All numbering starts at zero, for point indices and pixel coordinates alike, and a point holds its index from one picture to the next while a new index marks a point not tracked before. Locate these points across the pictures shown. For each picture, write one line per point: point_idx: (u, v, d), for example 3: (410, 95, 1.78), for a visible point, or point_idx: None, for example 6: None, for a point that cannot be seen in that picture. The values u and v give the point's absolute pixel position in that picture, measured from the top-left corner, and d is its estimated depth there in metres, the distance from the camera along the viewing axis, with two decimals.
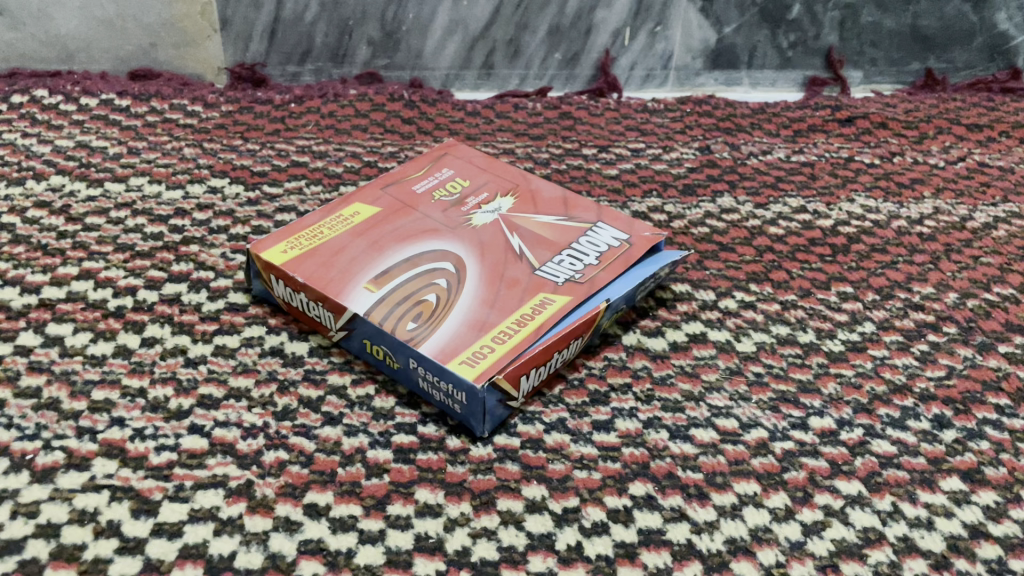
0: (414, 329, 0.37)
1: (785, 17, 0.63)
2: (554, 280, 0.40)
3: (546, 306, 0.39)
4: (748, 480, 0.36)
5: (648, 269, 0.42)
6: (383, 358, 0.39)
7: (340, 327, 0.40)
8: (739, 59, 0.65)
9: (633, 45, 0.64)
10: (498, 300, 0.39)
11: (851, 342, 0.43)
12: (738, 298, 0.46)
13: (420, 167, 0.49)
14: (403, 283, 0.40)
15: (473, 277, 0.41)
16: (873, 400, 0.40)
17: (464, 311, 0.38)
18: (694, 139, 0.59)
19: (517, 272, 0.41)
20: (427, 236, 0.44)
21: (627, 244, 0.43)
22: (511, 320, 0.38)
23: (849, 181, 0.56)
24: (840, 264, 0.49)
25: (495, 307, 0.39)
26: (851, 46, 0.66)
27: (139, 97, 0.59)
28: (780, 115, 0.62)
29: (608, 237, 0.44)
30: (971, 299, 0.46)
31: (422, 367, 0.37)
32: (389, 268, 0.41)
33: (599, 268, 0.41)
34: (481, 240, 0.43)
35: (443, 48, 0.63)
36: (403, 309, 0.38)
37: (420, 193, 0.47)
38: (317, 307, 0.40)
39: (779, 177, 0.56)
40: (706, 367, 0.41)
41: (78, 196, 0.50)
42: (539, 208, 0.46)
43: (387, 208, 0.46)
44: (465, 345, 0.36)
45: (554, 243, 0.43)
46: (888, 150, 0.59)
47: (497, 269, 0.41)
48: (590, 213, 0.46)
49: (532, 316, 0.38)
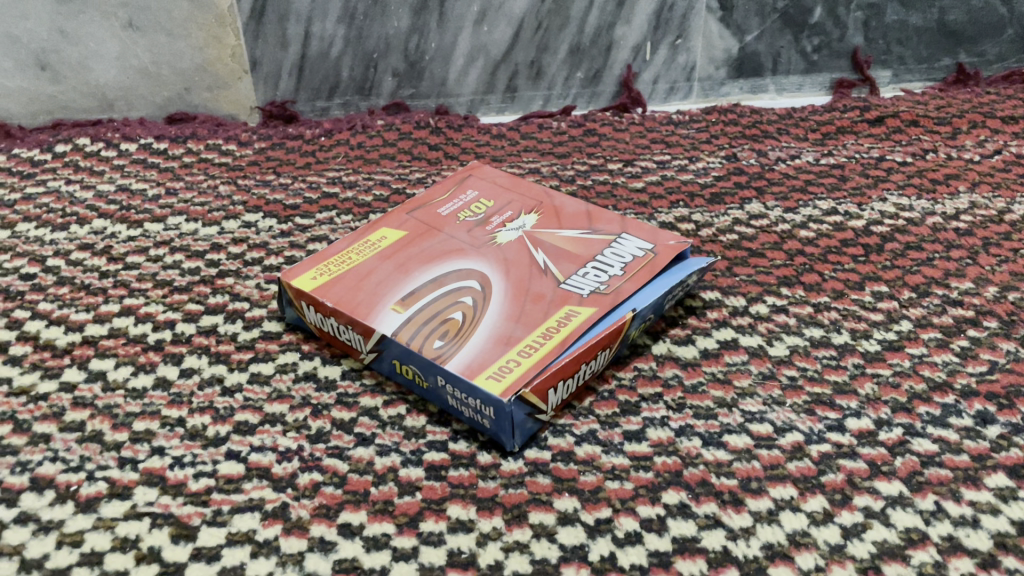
0: (441, 347, 0.37)
1: (807, 21, 0.63)
2: (579, 292, 0.41)
3: (571, 318, 0.39)
4: (785, 484, 0.35)
5: (674, 277, 0.42)
6: (413, 377, 0.39)
7: (370, 349, 0.40)
8: (764, 66, 0.65)
9: (654, 59, 0.64)
10: (523, 315, 0.39)
11: (888, 341, 0.42)
12: (769, 303, 0.45)
13: (446, 191, 0.50)
14: (429, 302, 0.40)
15: (499, 293, 0.41)
16: (912, 399, 0.39)
17: (490, 326, 0.39)
18: (720, 147, 0.59)
19: (542, 286, 0.41)
20: (454, 257, 0.44)
21: (651, 253, 0.43)
22: (537, 333, 0.38)
23: (881, 180, 0.55)
24: (874, 264, 0.48)
25: (520, 322, 0.39)
26: (877, 46, 0.65)
27: (176, 140, 0.61)
28: (808, 120, 0.62)
29: (633, 247, 0.44)
30: (1012, 292, 0.45)
31: (450, 385, 0.37)
32: (416, 289, 0.41)
33: (624, 279, 0.41)
34: (506, 257, 0.44)
35: (467, 74, 0.64)
36: (429, 328, 0.39)
37: (445, 215, 0.48)
38: (348, 331, 0.41)
39: (808, 180, 0.55)
40: (738, 373, 0.41)
41: (119, 237, 0.52)
42: (563, 223, 0.47)
43: (414, 232, 0.46)
44: (491, 360, 0.37)
45: (579, 256, 0.43)
46: (920, 148, 0.58)
47: (523, 285, 0.42)
48: (614, 225, 0.46)
49: (559, 328, 0.38)
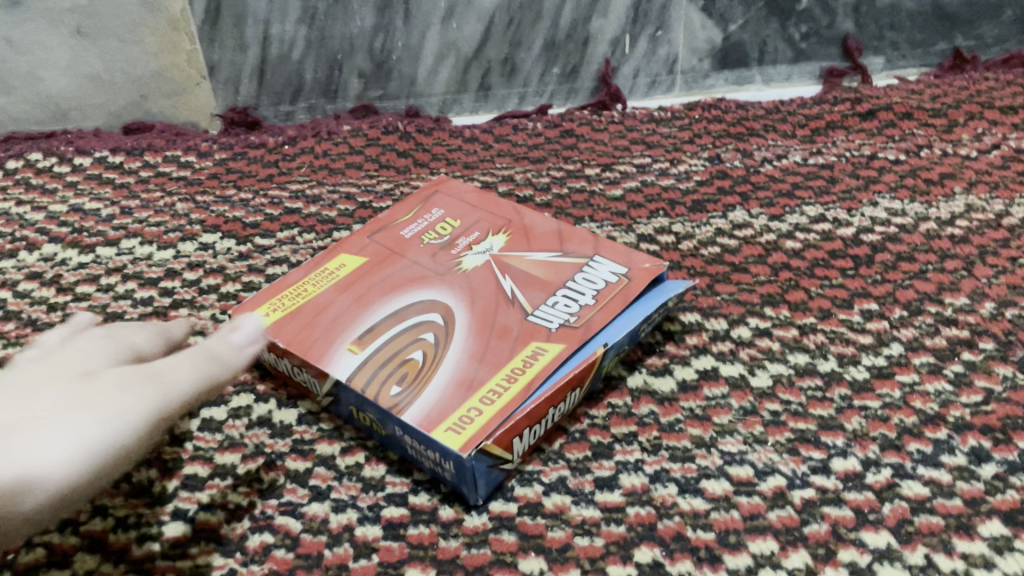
0: (396, 393, 0.35)
1: (794, 8, 0.60)
2: (547, 326, 0.38)
3: (538, 357, 0.36)
4: (765, 537, 0.33)
5: (649, 305, 0.40)
6: (372, 424, 0.37)
7: (326, 392, 0.38)
8: (750, 56, 0.62)
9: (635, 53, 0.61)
10: (487, 354, 0.37)
11: (877, 368, 0.40)
12: (751, 325, 0.43)
13: (411, 209, 0.47)
14: (387, 341, 0.38)
15: (462, 328, 0.38)
16: (902, 434, 0.37)
17: (451, 368, 0.36)
18: (703, 148, 0.57)
19: (508, 319, 0.39)
20: (416, 286, 0.42)
21: (625, 279, 0.41)
22: (502, 376, 0.36)
23: (872, 182, 0.52)
24: (864, 278, 0.45)
25: (484, 363, 0.36)
26: (869, 31, 0.61)
27: (132, 152, 0.58)
28: (796, 114, 0.59)
29: (605, 272, 0.41)
30: (1010, 308, 0.43)
31: (408, 435, 0.35)
32: (375, 326, 0.39)
33: (595, 309, 0.39)
34: (471, 286, 0.41)
35: (437, 73, 0.61)
36: (386, 373, 0.36)
37: (408, 238, 0.45)
38: (302, 372, 0.38)
39: (796, 183, 0.53)
40: (718, 408, 0.39)
41: (70, 264, 0.49)
42: (532, 244, 0.44)
43: (375, 258, 0.44)
44: (451, 407, 0.34)
45: (548, 283, 0.41)
46: (914, 144, 0.55)
47: (488, 318, 0.39)
48: (586, 247, 0.43)
49: (524, 369, 0.36)
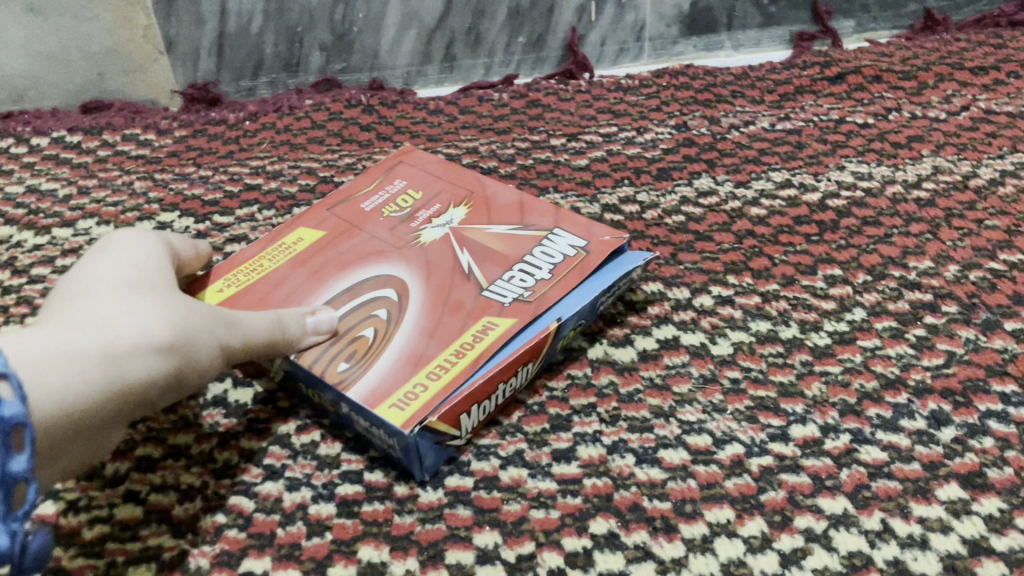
0: (344, 371, 0.34)
1: None
2: (501, 301, 0.38)
3: (489, 331, 0.36)
4: (721, 506, 0.33)
5: (608, 278, 0.39)
6: (325, 403, 0.36)
7: (278, 369, 0.37)
8: (718, 21, 0.61)
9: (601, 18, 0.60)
10: (439, 329, 0.36)
11: (839, 333, 0.40)
12: (714, 293, 0.42)
13: (372, 182, 0.46)
14: (338, 317, 0.37)
15: (415, 305, 0.38)
16: (862, 399, 0.36)
17: (401, 345, 0.36)
18: (670, 115, 0.56)
19: (463, 294, 0.38)
20: (371, 262, 0.41)
21: (583, 252, 0.40)
22: (452, 352, 0.35)
23: (839, 146, 0.52)
24: (828, 243, 0.45)
25: (435, 338, 0.36)
26: None
27: (90, 131, 0.57)
28: (765, 79, 0.58)
29: (564, 245, 0.41)
30: (974, 271, 0.42)
31: (356, 412, 0.34)
32: (328, 302, 0.38)
33: (551, 284, 0.38)
34: (427, 260, 0.40)
35: (400, 44, 0.60)
36: (334, 350, 0.35)
37: (368, 211, 0.44)
38: (252, 349, 0.38)
39: (762, 150, 0.52)
40: (678, 377, 0.38)
41: (24, 246, 0.48)
42: (493, 217, 0.43)
43: (332, 233, 0.43)
44: (398, 384, 0.34)
45: (505, 257, 0.40)
46: (883, 107, 0.54)
47: (442, 294, 0.38)
48: (545, 220, 0.43)
49: (475, 344, 0.35)
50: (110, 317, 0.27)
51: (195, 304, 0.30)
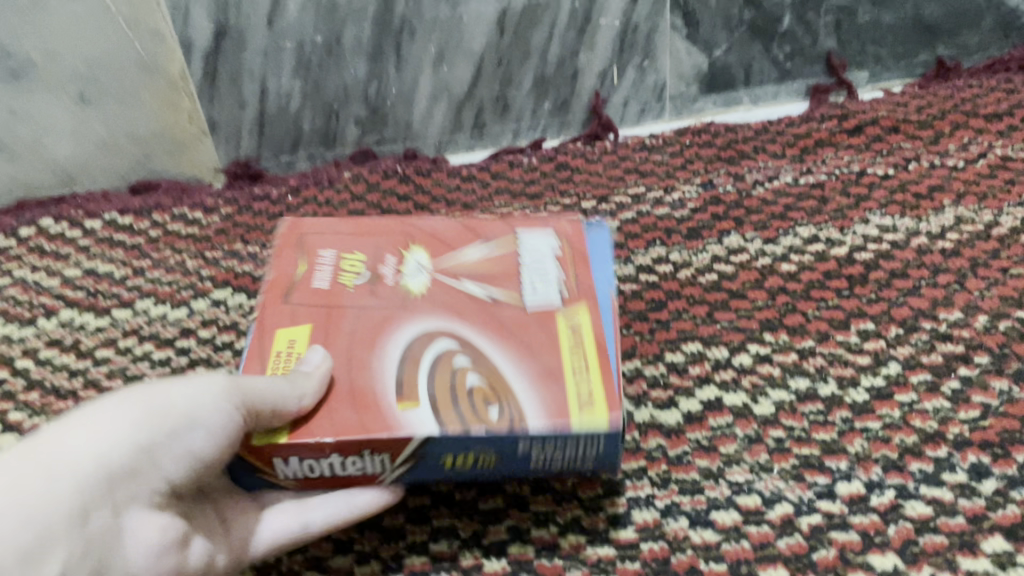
0: (504, 414, 0.34)
1: (777, 30, 0.61)
2: (551, 305, 0.39)
3: (574, 330, 0.38)
4: (776, 565, 0.35)
5: (603, 258, 0.42)
6: (472, 463, 0.35)
7: (404, 461, 0.35)
8: (736, 78, 0.63)
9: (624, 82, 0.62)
10: (529, 347, 0.37)
11: (876, 389, 0.41)
12: (752, 352, 0.44)
13: (296, 261, 0.40)
14: (427, 386, 0.35)
15: (478, 339, 0.37)
16: (904, 454, 0.38)
17: (515, 372, 0.36)
18: (696, 174, 0.58)
19: (508, 313, 0.38)
20: (386, 328, 0.38)
21: (563, 245, 0.42)
22: (571, 356, 0.37)
23: (862, 199, 0.53)
24: (859, 298, 0.46)
25: (535, 355, 0.37)
26: (852, 48, 0.62)
27: (140, 211, 0.59)
28: (785, 133, 0.60)
29: (544, 244, 0.42)
30: (1003, 320, 0.44)
31: (533, 444, 0.34)
32: (397, 378, 0.35)
33: (569, 274, 0.40)
34: (442, 301, 0.39)
35: (431, 115, 0.62)
36: (466, 406, 0.34)
37: (330, 288, 0.40)
38: (361, 460, 0.34)
39: (788, 206, 0.54)
40: (724, 438, 0.40)
41: (88, 328, 0.51)
42: (453, 247, 0.42)
43: (314, 317, 0.38)
44: (562, 397, 0.35)
45: (506, 275, 0.40)
46: (902, 157, 0.56)
47: (497, 325, 0.38)
48: (502, 231, 0.43)
49: (581, 343, 0.37)
50: (87, 420, 0.31)
51: (196, 386, 0.33)
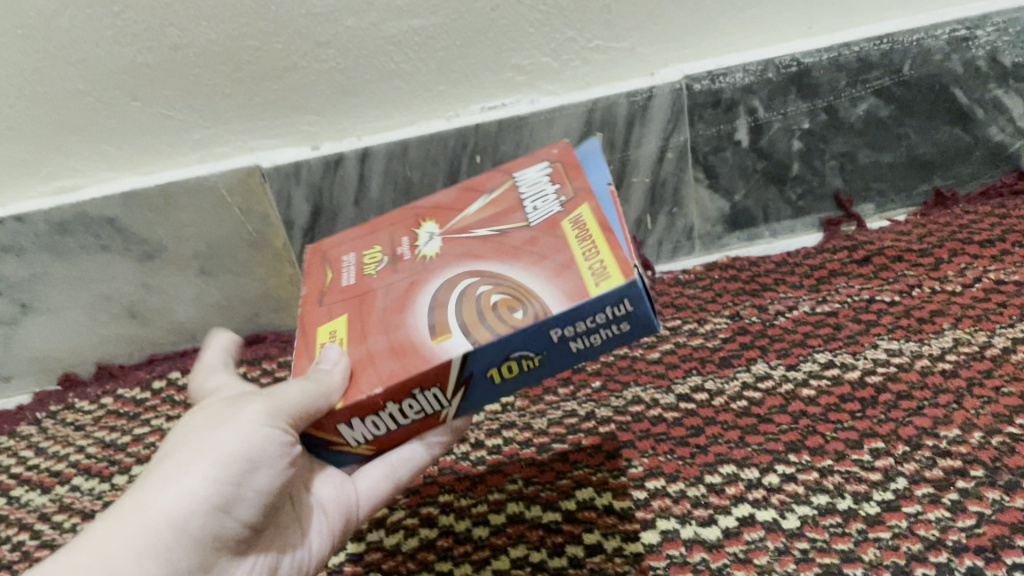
0: (528, 312, 0.37)
1: (787, 175, 0.70)
2: (552, 208, 0.44)
3: (579, 220, 0.42)
4: None
5: (597, 168, 0.47)
6: (522, 367, 0.38)
7: (457, 391, 0.38)
8: (756, 217, 0.72)
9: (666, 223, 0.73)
10: (545, 251, 0.41)
11: (886, 502, 0.48)
12: (780, 471, 0.52)
13: (325, 272, 0.47)
14: (460, 314, 0.39)
15: (497, 266, 0.41)
16: (911, 560, 0.45)
17: (532, 277, 0.39)
18: (724, 306, 0.67)
19: (520, 236, 0.43)
20: (417, 290, 0.42)
21: (554, 164, 0.48)
22: (577, 248, 0.40)
23: (872, 325, 0.61)
24: (870, 418, 0.54)
25: (549, 254, 0.40)
26: (857, 185, 0.71)
27: (252, 361, 0.72)
28: (802, 265, 0.69)
29: (538, 172, 0.48)
30: (995, 436, 0.51)
31: (566, 329, 0.37)
32: (428, 324, 0.39)
33: (567, 182, 0.46)
34: (460, 252, 0.43)
35: None
36: (494, 320, 0.37)
37: (355, 282, 0.45)
38: (416, 403, 0.38)
39: (806, 333, 0.62)
40: (758, 550, 0.47)
41: None
42: (459, 208, 0.49)
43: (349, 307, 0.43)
44: (577, 282, 0.38)
45: (511, 206, 0.46)
46: (906, 284, 0.64)
47: (512, 246, 0.42)
48: (499, 182, 0.49)
49: (585, 230, 0.41)
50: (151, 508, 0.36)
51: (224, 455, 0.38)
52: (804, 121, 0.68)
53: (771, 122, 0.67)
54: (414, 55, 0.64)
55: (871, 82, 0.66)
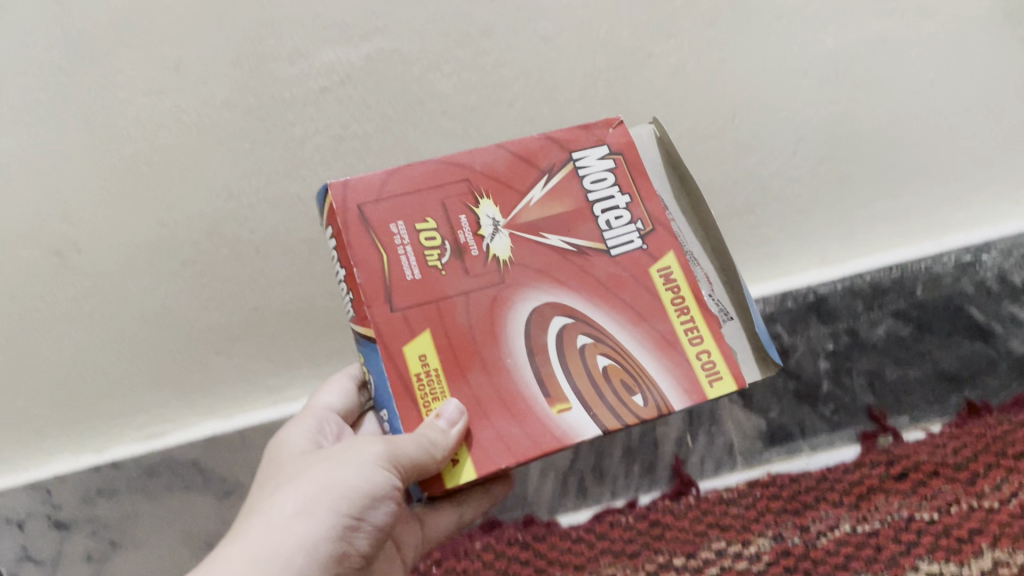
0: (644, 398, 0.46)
1: (818, 393, 0.74)
2: (633, 246, 0.49)
3: (669, 274, 0.49)
4: None
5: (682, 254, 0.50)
6: None
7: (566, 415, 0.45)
8: (794, 432, 0.74)
9: (657, 143, 0.53)
10: (634, 298, 0.48)
11: None
12: None
13: (380, 254, 0.46)
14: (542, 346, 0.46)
15: (586, 302, 0.48)
16: None
17: (637, 343, 0.47)
18: (769, 525, 0.70)
19: (601, 266, 0.49)
20: (500, 308, 0.47)
21: (617, 161, 0.51)
22: (667, 301, 0.48)
23: (911, 546, 0.66)
24: None
25: (638, 319, 0.48)
26: (888, 399, 0.74)
27: None
28: (841, 480, 0.72)
29: (598, 162, 0.51)
30: None
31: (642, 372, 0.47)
32: (527, 336, 0.47)
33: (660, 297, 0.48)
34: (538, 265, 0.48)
35: (541, 486, 0.75)
36: (584, 368, 0.46)
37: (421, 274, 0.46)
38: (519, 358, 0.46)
39: (848, 555, 0.67)
40: None
41: None
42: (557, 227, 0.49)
43: (431, 324, 0.45)
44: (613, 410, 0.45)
45: (582, 211, 0.49)
46: (944, 501, 0.67)
47: (595, 265, 0.48)
48: (554, 155, 0.50)
49: (676, 289, 0.48)
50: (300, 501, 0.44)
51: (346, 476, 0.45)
52: (827, 343, 0.72)
53: (795, 346, 0.72)
54: None
55: (887, 306, 0.71)
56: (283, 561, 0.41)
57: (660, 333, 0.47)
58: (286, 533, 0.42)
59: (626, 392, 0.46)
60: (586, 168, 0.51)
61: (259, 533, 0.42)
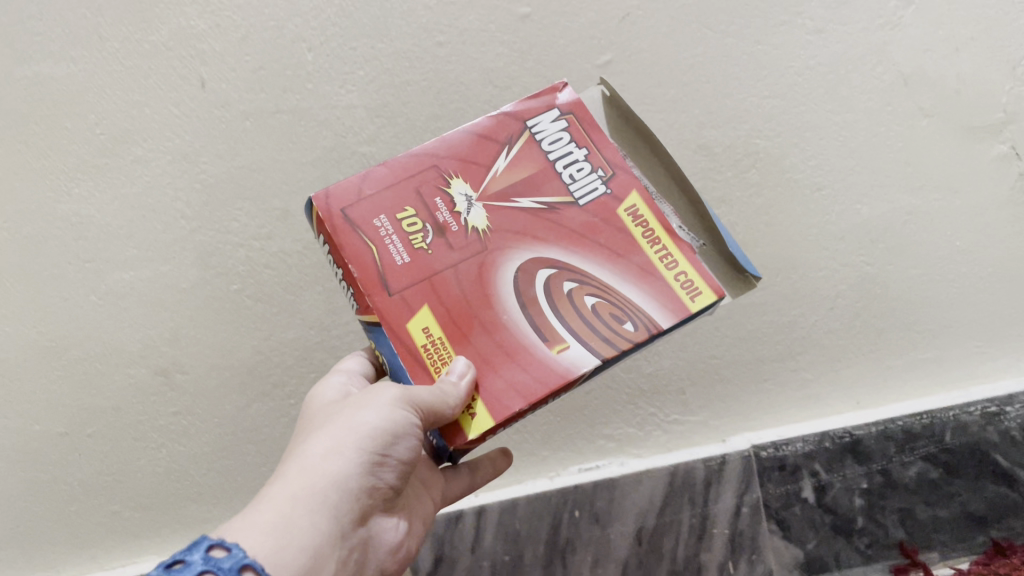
0: (636, 325, 0.46)
1: (853, 527, 0.79)
2: (598, 192, 0.50)
3: (639, 212, 0.49)
4: None
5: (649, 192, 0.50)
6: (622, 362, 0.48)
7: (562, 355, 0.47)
8: (829, 563, 0.79)
9: (605, 103, 0.55)
10: (614, 245, 0.49)
11: None
12: None
13: (366, 242, 0.49)
14: (529, 313, 0.48)
15: (573, 259, 0.49)
16: None
17: (620, 277, 0.48)
18: None
19: (574, 217, 0.50)
20: (486, 271, 0.49)
21: (568, 117, 0.53)
22: (649, 251, 0.49)
23: None
24: None
25: (624, 255, 0.49)
26: (920, 535, 0.79)
27: None
28: None
29: (551, 121, 0.53)
30: None
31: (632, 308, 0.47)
32: (515, 290, 0.48)
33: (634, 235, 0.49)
34: (520, 225, 0.50)
35: None
36: (570, 310, 0.47)
37: (406, 257, 0.49)
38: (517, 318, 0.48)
39: None
40: None
41: None
42: (536, 191, 0.51)
43: (427, 298, 0.48)
44: (601, 345, 0.46)
45: (546, 170, 0.51)
46: None
47: (570, 215, 0.50)
48: (513, 129, 0.53)
49: (650, 231, 0.49)
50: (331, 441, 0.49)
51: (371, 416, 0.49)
52: (863, 482, 0.78)
53: (832, 482, 0.78)
54: (522, 428, 0.80)
55: (918, 449, 0.77)
56: (319, 499, 0.47)
57: (639, 264, 0.48)
58: (321, 472, 0.48)
59: (614, 325, 0.47)
60: (542, 133, 0.53)
61: (297, 472, 0.48)
